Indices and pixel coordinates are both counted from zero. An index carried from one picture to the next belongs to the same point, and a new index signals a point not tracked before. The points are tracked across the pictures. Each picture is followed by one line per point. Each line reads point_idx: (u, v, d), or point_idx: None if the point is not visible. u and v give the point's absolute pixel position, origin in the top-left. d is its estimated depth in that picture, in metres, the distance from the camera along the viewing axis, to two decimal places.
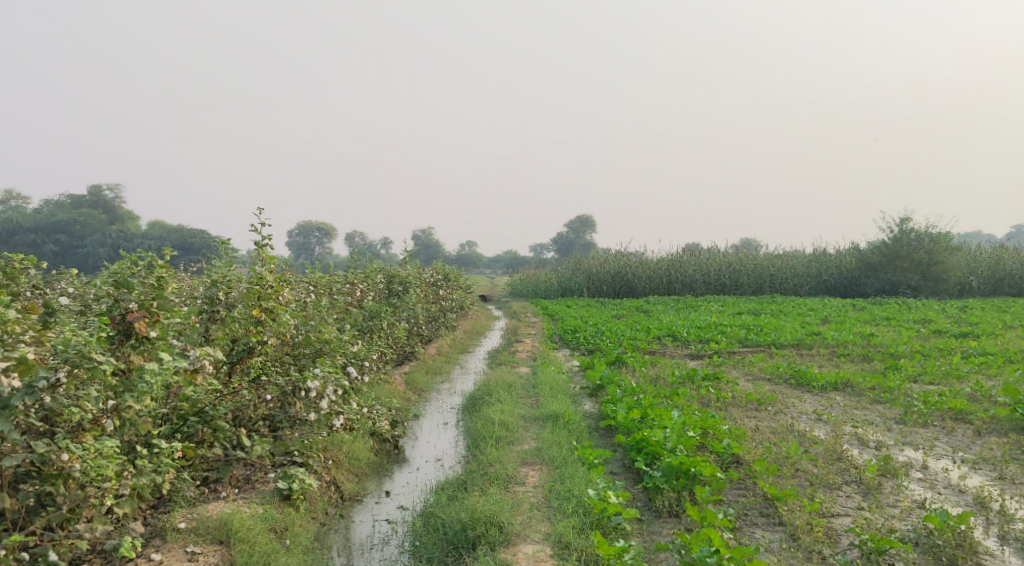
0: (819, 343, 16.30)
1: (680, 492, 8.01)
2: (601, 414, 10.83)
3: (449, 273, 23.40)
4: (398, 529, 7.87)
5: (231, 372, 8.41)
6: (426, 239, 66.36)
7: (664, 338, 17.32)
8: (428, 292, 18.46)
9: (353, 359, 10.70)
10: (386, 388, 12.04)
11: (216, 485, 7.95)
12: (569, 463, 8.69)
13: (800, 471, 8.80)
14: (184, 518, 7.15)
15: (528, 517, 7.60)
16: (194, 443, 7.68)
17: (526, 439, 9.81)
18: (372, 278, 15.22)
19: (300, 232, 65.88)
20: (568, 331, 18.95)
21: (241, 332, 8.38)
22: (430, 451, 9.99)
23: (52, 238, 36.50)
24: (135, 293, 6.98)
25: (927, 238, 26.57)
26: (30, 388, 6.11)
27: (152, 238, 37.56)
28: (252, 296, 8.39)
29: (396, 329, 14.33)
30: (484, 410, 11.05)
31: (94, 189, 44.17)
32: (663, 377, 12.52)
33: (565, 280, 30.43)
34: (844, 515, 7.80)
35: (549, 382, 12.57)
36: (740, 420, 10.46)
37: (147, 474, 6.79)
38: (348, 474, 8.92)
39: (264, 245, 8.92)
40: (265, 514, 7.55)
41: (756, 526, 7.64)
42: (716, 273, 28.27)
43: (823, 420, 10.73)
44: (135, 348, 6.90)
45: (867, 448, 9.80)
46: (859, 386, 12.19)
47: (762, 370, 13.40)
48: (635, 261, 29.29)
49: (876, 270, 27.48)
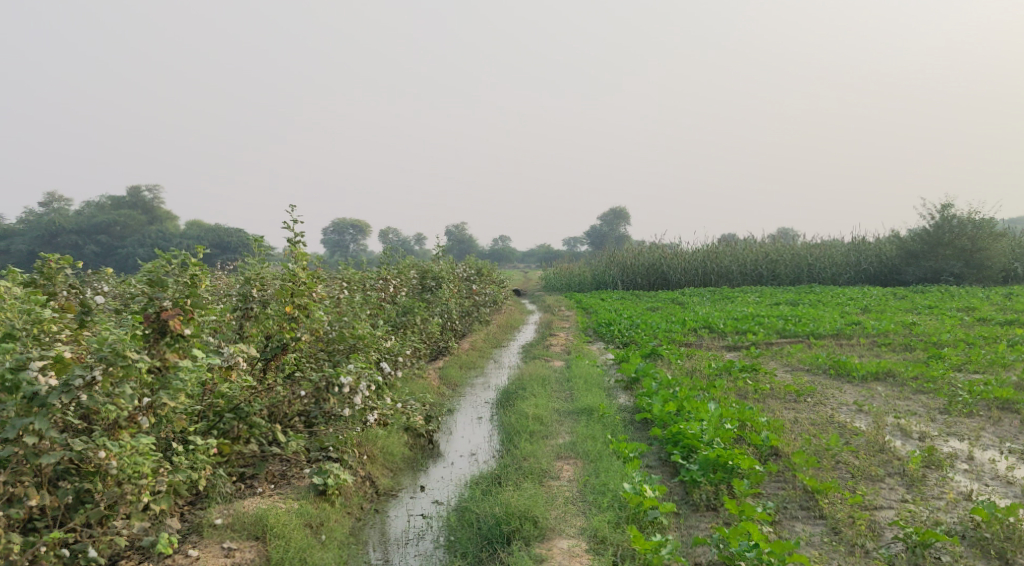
0: (859, 333, 16.02)
1: (717, 485, 7.89)
2: (636, 407, 10.73)
3: (482, 268, 23.40)
4: (432, 524, 7.85)
5: (265, 369, 8.45)
6: (459, 234, 66.49)
7: (700, 330, 17.14)
8: (461, 287, 18.47)
9: (387, 355, 10.71)
10: (420, 383, 12.04)
11: (252, 481, 7.98)
12: (604, 457, 8.61)
13: (841, 463, 8.63)
14: (220, 514, 7.18)
15: (563, 512, 7.53)
16: (230, 440, 7.72)
17: (560, 433, 9.75)
18: (405, 274, 15.25)
19: (334, 229, 66.46)
20: (602, 324, 18.85)
21: (274, 329, 8.42)
22: (464, 446, 9.97)
23: (93, 239, 37.18)
24: (168, 292, 7.05)
25: (970, 224, 25.99)
26: (66, 387, 6.18)
27: (191, 237, 38.09)
28: (286, 293, 8.38)
29: (429, 324, 14.33)
30: (519, 404, 11.00)
31: (134, 189, 44.88)
32: (700, 369, 12.37)
33: (599, 273, 30.28)
34: (887, 508, 7.63)
35: (583, 375, 12.49)
36: (779, 412, 10.30)
37: (183, 471, 6.87)
38: (382, 468, 8.92)
39: (297, 243, 8.90)
40: (300, 509, 7.52)
41: (796, 520, 7.49)
42: (753, 263, 28.01)
43: (864, 412, 10.53)
44: (170, 345, 6.90)
45: (910, 439, 9.59)
46: (901, 376, 11.96)
47: (801, 361, 13.20)
48: (670, 253, 28.98)
49: (917, 258, 26.93)
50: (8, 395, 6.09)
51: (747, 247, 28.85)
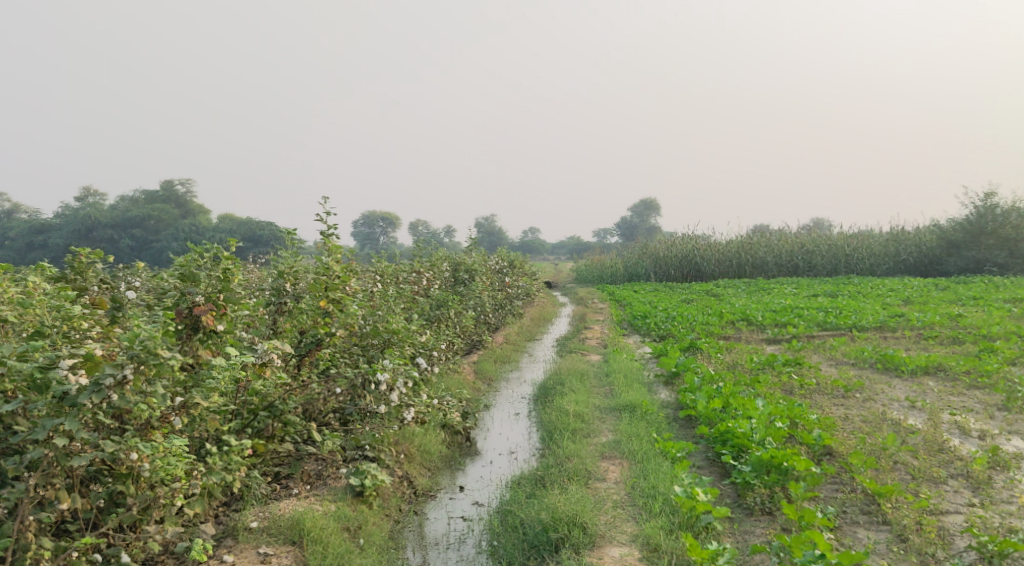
0: (903, 325, 15.48)
1: (771, 488, 7.51)
2: (680, 404, 10.35)
3: (515, 260, 23.05)
4: (474, 528, 7.55)
5: (299, 365, 8.25)
6: (488, 227, 66.24)
7: (738, 322, 16.68)
8: (493, 281, 18.17)
9: (421, 350, 10.46)
10: (455, 378, 11.75)
11: (287, 482, 7.75)
12: (650, 457, 8.26)
13: (900, 463, 8.19)
14: (256, 517, 6.94)
15: (612, 517, 7.20)
16: (265, 439, 7.49)
17: (603, 432, 9.40)
18: (438, 267, 14.97)
19: (364, 222, 66.54)
20: (637, 316, 18.48)
21: (309, 324, 8.22)
22: (502, 443, 9.66)
23: (128, 234, 37.39)
24: (201, 286, 6.82)
25: (1014, 213, 25.20)
26: (96, 386, 5.91)
27: (223, 230, 38.15)
28: (321, 287, 8.17)
29: (463, 318, 14.03)
30: (557, 400, 10.66)
31: (167, 183, 45.09)
32: (742, 363, 11.95)
33: (632, 265, 29.80)
34: (954, 513, 7.23)
35: (623, 369, 12.14)
36: (828, 409, 9.85)
37: (217, 473, 6.59)
38: (421, 467, 8.64)
39: (330, 236, 8.77)
40: (338, 512, 7.27)
41: (857, 526, 7.12)
42: (788, 254, 27.45)
43: (917, 408, 10.06)
44: (203, 342, 6.74)
45: (969, 437, 9.12)
46: (953, 370, 11.45)
47: (846, 354, 12.72)
48: (704, 244, 28.41)
49: (958, 248, 26.14)
50: (39, 395, 5.90)
51: (783, 238, 28.24)
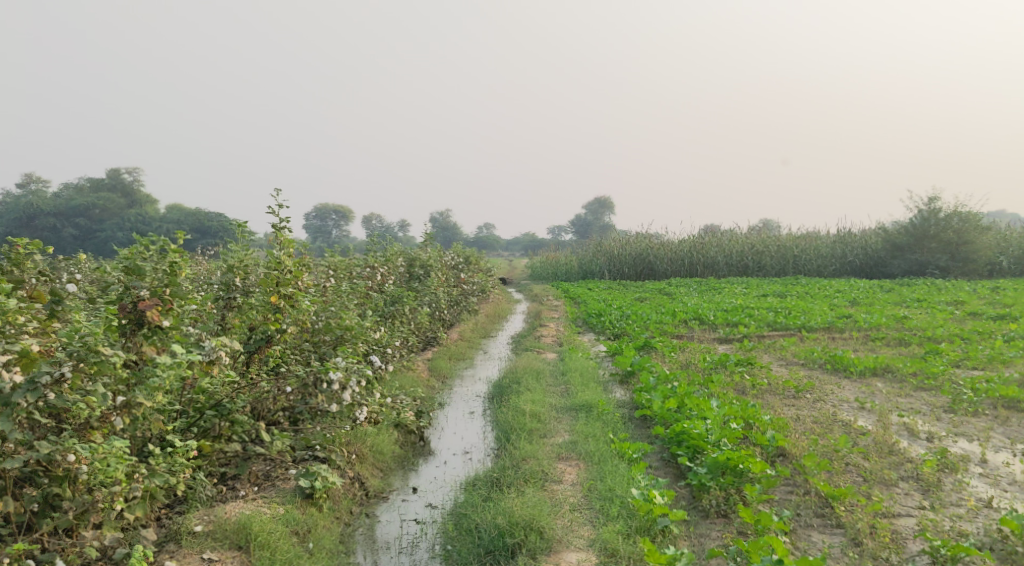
0: (851, 326, 15.65)
1: (727, 490, 7.49)
2: (635, 403, 10.31)
3: (470, 256, 22.92)
4: (427, 531, 7.39)
5: (248, 362, 8.01)
6: (444, 222, 65.91)
7: (691, 321, 16.75)
8: (448, 276, 18.02)
9: (375, 347, 10.28)
10: (409, 376, 11.56)
11: (234, 483, 7.47)
12: (607, 458, 8.19)
13: (851, 465, 8.22)
14: (200, 520, 6.70)
15: (569, 521, 7.12)
16: (211, 439, 7.24)
17: (559, 432, 9.31)
18: (393, 262, 14.77)
19: (317, 216, 65.72)
20: (592, 314, 18.48)
21: (258, 320, 8.01)
22: (456, 443, 9.50)
23: (71, 223, 36.30)
24: (146, 279, 6.58)
25: (956, 217, 25.73)
26: (31, 384, 5.65)
27: (172, 221, 37.27)
28: (271, 282, 8.01)
29: (418, 315, 13.85)
30: (513, 399, 10.55)
31: (113, 171, 43.97)
32: (695, 362, 11.98)
33: (586, 262, 29.83)
34: (906, 516, 7.31)
35: (578, 368, 12.05)
36: (780, 410, 9.89)
37: (160, 475, 6.33)
38: (373, 468, 8.46)
39: (282, 229, 8.54)
40: (286, 516, 7.07)
41: (812, 529, 7.18)
42: (738, 254, 27.61)
43: (867, 409, 10.12)
44: (147, 338, 6.52)
45: (918, 440, 9.18)
46: (900, 371, 11.56)
47: (796, 355, 12.81)
48: (657, 243, 28.58)
49: (902, 251, 26.63)
50: None
51: (734, 238, 28.47)
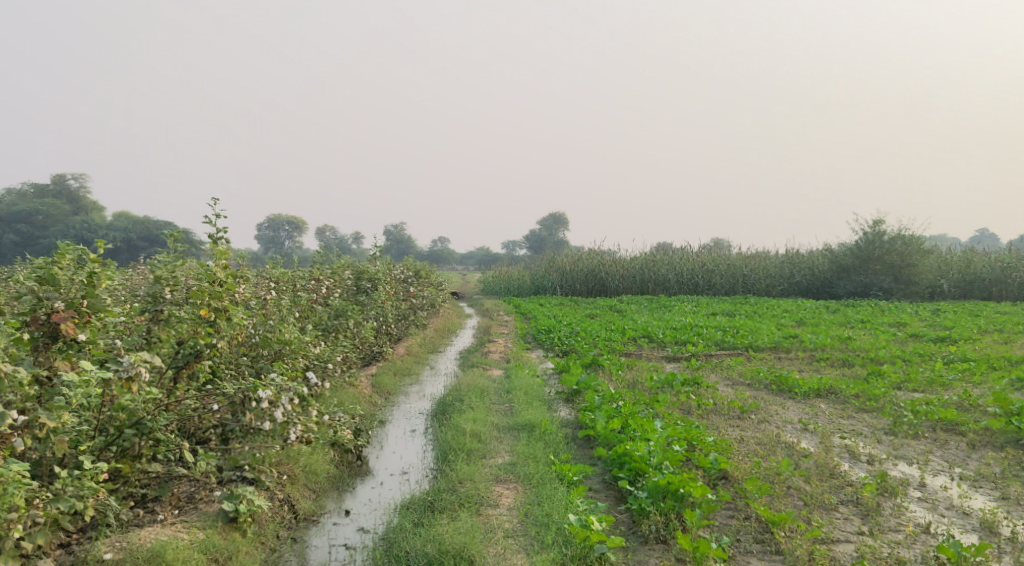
0: (797, 346, 15.71)
1: (667, 515, 7.35)
2: (579, 423, 10.14)
3: (420, 270, 22.62)
4: (356, 558, 7.13)
5: (175, 378, 7.60)
6: (397, 235, 65.43)
7: (639, 339, 16.68)
8: (396, 290, 17.72)
9: (314, 362, 9.96)
10: (350, 392, 11.24)
11: (154, 506, 7.13)
12: (546, 481, 8.00)
13: (793, 489, 8.13)
14: (111, 547, 6.35)
15: (502, 549, 6.92)
16: (130, 459, 6.82)
17: (500, 452, 9.09)
18: (339, 274, 14.42)
19: (269, 226, 64.70)
20: (541, 330, 18.30)
21: (187, 334, 7.58)
22: (394, 463, 9.22)
23: (12, 228, 35.01)
24: (61, 291, 6.25)
25: (900, 241, 26.22)
26: None
27: (118, 227, 36.17)
28: (201, 295, 7.62)
29: (362, 329, 13.52)
30: (455, 417, 10.30)
31: (58, 176, 42.79)
32: (642, 382, 11.84)
33: (538, 277, 29.72)
34: (845, 542, 7.26)
35: (523, 386, 11.83)
36: (725, 431, 9.79)
37: (65, 500, 6.00)
38: (304, 489, 8.15)
39: (217, 240, 8.19)
40: (205, 542, 6.75)
41: (751, 556, 7.10)
42: (689, 273, 27.72)
43: (809, 431, 10.09)
44: (61, 352, 6.24)
45: (859, 462, 9.14)
46: (843, 393, 11.55)
47: (742, 375, 12.77)
48: (609, 260, 28.63)
49: (848, 272, 27.01)
50: None
51: (684, 256, 28.62)
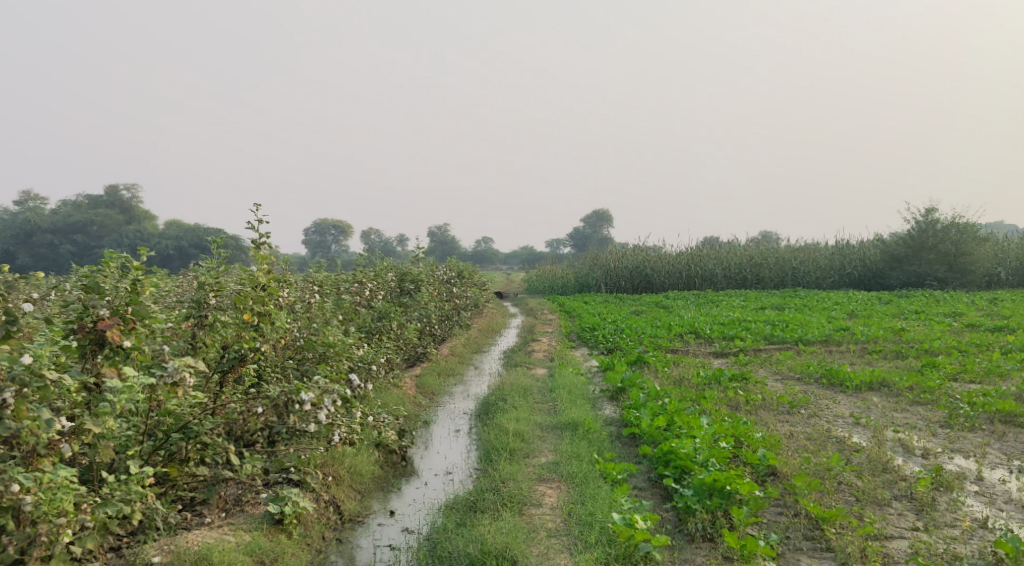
0: (848, 339, 15.39)
1: (714, 513, 7.23)
2: (624, 420, 10.04)
3: (464, 270, 22.66)
4: (400, 558, 7.15)
5: (221, 382, 7.73)
6: (441, 236, 65.72)
7: (686, 335, 16.48)
8: (440, 291, 17.77)
9: (358, 364, 10.02)
10: (395, 393, 11.29)
11: (202, 509, 7.21)
12: (590, 480, 7.94)
13: (844, 484, 7.94)
14: (159, 550, 6.45)
15: (545, 549, 6.89)
16: (178, 462, 6.93)
17: (543, 451, 9.05)
18: (383, 276, 14.47)
19: (316, 230, 65.46)
20: (586, 328, 18.20)
21: (232, 338, 7.67)
22: (439, 463, 9.23)
23: (70, 239, 35.92)
24: (106, 298, 6.30)
25: (954, 229, 25.56)
26: None
27: (169, 235, 36.88)
28: (245, 300, 7.61)
29: (406, 330, 13.57)
30: (498, 417, 10.28)
31: (111, 187, 43.83)
32: (688, 378, 11.69)
33: (582, 276, 29.58)
34: (899, 538, 7.07)
35: (567, 385, 11.76)
36: (773, 426, 9.61)
37: (112, 505, 6.11)
38: (349, 490, 8.18)
39: (261, 245, 8.24)
40: (251, 544, 6.82)
41: (801, 554, 6.96)
42: (736, 267, 27.36)
43: (862, 425, 9.85)
44: (108, 359, 6.28)
45: (913, 456, 8.90)
46: (896, 386, 11.27)
47: (791, 369, 12.53)
48: (654, 256, 28.37)
49: (900, 262, 26.40)
50: None
51: (731, 251, 28.25)
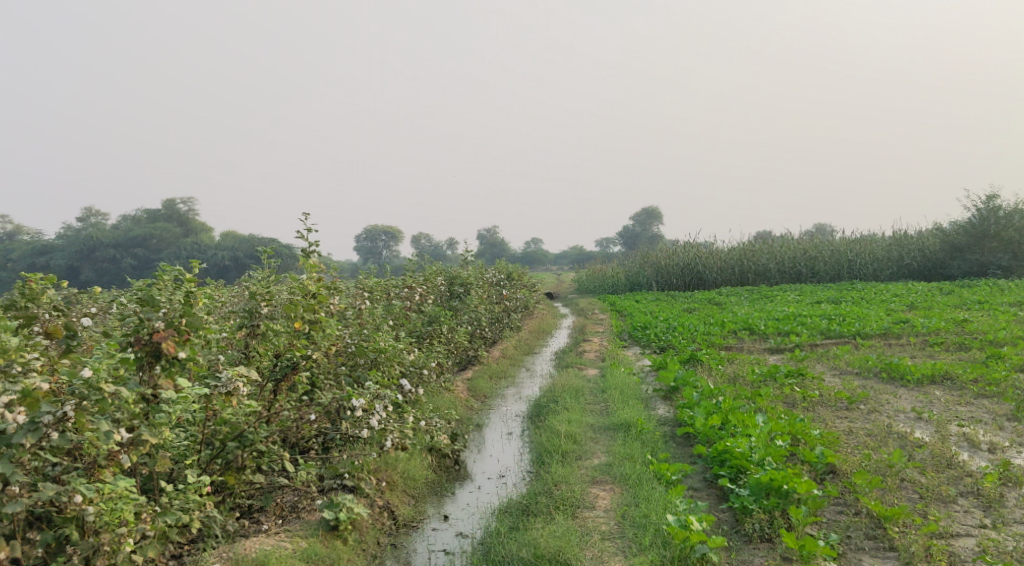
0: (908, 331, 14.99)
1: (771, 513, 7.09)
2: (678, 420, 9.91)
3: (513, 272, 22.68)
4: (454, 562, 7.17)
5: (276, 391, 7.65)
6: (491, 239, 65.91)
7: (740, 332, 16.23)
8: (490, 294, 17.80)
9: (409, 369, 10.08)
10: (447, 397, 11.33)
11: (259, 516, 7.37)
12: (644, 481, 7.86)
13: (907, 481, 7.71)
14: (218, 558, 6.56)
15: (599, 551, 6.84)
16: (235, 471, 6.98)
17: (596, 453, 8.99)
18: (432, 281, 14.54)
19: (367, 237, 66.21)
20: (638, 327, 18.05)
21: (284, 346, 7.70)
22: (492, 467, 9.23)
23: (130, 253, 36.88)
24: (161, 311, 6.40)
25: (1017, 215, 24.80)
26: (33, 425, 5.60)
27: (226, 247, 37.58)
28: (296, 308, 7.65)
29: (457, 334, 13.61)
30: (551, 419, 10.24)
31: (169, 201, 44.88)
32: (743, 375, 11.51)
33: (633, 274, 29.38)
34: (965, 536, 6.86)
35: (619, 385, 11.66)
36: (832, 423, 9.40)
37: (172, 513, 6.24)
38: (403, 495, 8.23)
39: (310, 253, 8.29)
40: (308, 550, 6.90)
41: (863, 553, 6.79)
42: (790, 261, 26.92)
43: (924, 420, 9.58)
44: (164, 370, 6.32)
45: (979, 451, 8.63)
46: (960, 379, 10.94)
47: (850, 364, 12.25)
48: (706, 252, 28.06)
49: (962, 251, 25.68)
50: None
51: (785, 245, 27.80)
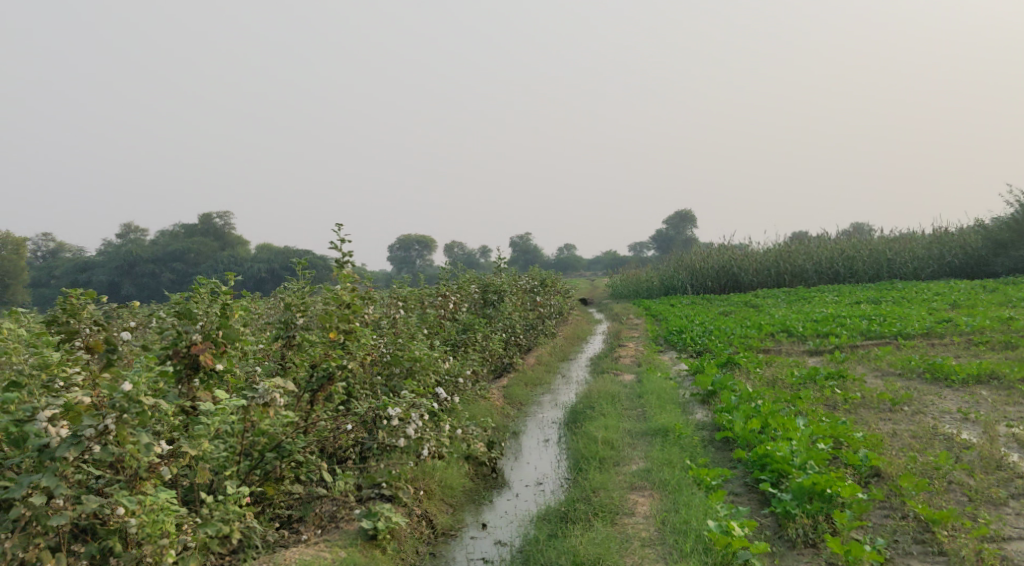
0: (951, 331, 14.68)
1: (814, 518, 6.97)
2: (716, 425, 9.79)
3: (547, 278, 22.62)
4: None
5: (312, 401, 7.72)
6: (523, 246, 65.94)
7: (778, 334, 16.02)
8: (524, 301, 17.77)
9: (444, 378, 10.07)
10: (483, 405, 11.31)
11: (298, 526, 7.39)
12: (683, 487, 7.75)
13: (955, 484, 7.52)
14: None
15: (640, 558, 6.76)
16: (274, 481, 7.10)
17: (634, 459, 8.90)
18: (466, 289, 14.55)
19: (401, 247, 66.67)
20: (673, 332, 17.90)
21: (320, 357, 7.69)
22: (529, 474, 9.17)
23: (169, 267, 37.47)
24: (198, 323, 6.48)
25: None
26: (75, 438, 5.66)
27: (262, 259, 38.02)
28: (330, 318, 7.76)
29: (491, 341, 13.59)
30: (587, 425, 10.17)
31: (206, 215, 45.53)
32: (782, 378, 11.34)
33: (668, 278, 29.20)
34: (1018, 540, 6.68)
35: (656, 390, 11.55)
36: (875, 425, 9.22)
37: (212, 524, 6.27)
38: (441, 504, 8.22)
39: (345, 263, 8.37)
40: (347, 559, 6.89)
41: (911, 557, 6.63)
42: (828, 261, 26.58)
43: (971, 421, 9.35)
44: (202, 382, 6.51)
45: None
46: (1007, 378, 10.68)
47: (891, 365, 12.02)
48: (741, 254, 27.89)
49: (1006, 247, 25.03)
50: (18, 449, 5.70)
51: (822, 245, 27.49)
